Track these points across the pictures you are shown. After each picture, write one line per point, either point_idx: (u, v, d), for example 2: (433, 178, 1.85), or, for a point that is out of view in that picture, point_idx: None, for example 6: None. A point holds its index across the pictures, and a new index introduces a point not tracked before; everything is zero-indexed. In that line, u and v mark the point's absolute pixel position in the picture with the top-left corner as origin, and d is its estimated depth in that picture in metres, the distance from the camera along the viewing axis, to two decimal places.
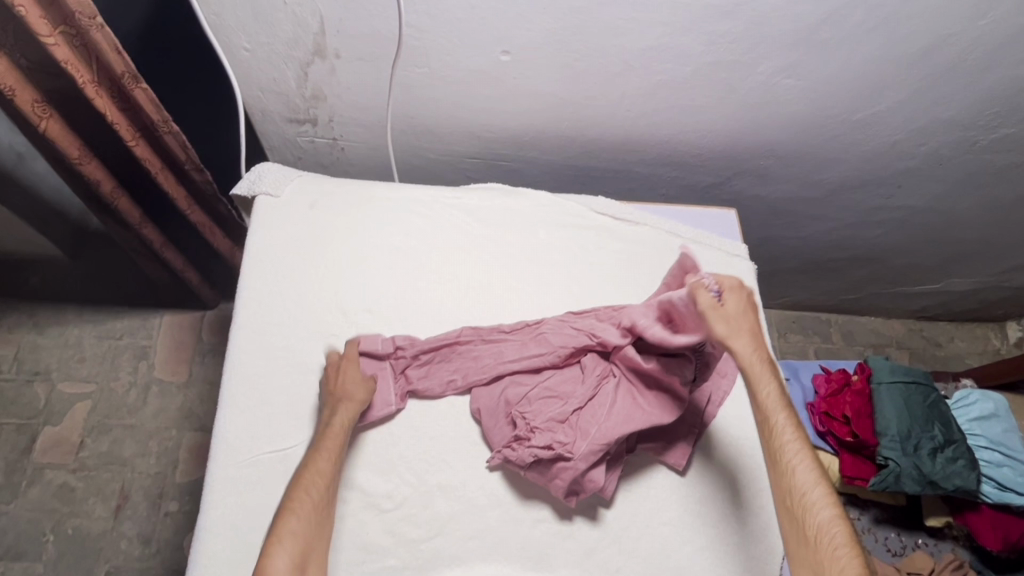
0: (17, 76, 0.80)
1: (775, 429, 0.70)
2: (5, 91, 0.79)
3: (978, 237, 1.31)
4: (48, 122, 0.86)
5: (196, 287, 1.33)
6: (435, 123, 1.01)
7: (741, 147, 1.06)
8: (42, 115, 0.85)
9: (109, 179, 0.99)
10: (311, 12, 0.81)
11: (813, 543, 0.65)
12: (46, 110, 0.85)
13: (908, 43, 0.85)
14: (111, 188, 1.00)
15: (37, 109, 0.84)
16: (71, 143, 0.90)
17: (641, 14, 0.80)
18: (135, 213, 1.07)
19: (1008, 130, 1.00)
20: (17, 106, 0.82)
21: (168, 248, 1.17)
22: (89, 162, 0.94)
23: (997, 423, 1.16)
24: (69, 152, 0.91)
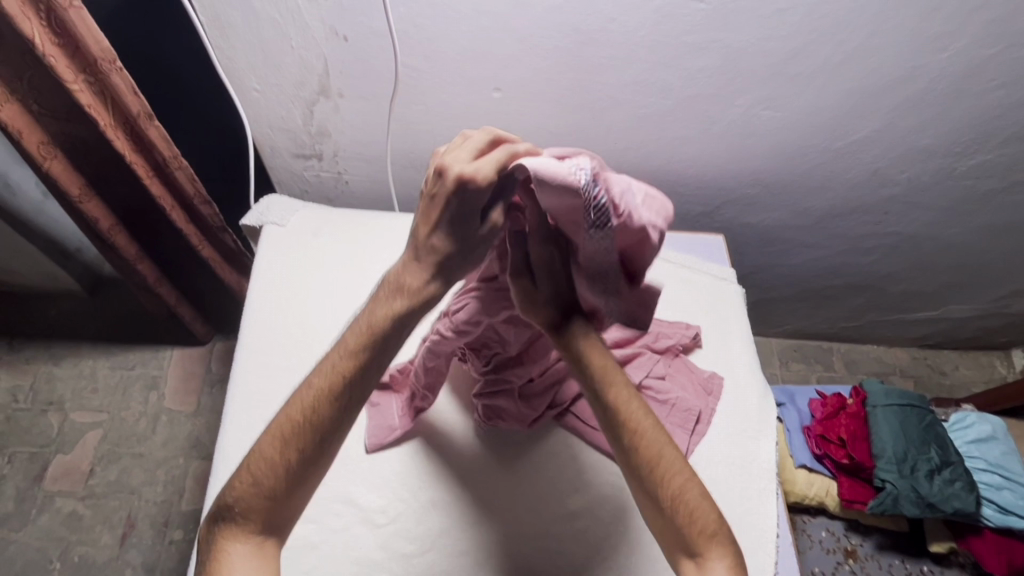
0: (28, 121, 0.87)
1: (628, 407, 0.69)
2: (15, 134, 0.86)
3: (969, 263, 1.33)
4: (52, 162, 0.93)
5: (192, 321, 1.41)
6: (434, 157, 1.07)
7: (728, 177, 1.11)
8: (47, 155, 0.92)
9: (108, 216, 1.06)
10: (316, 55, 0.88)
11: (666, 512, 0.66)
12: (52, 151, 0.92)
13: (877, 75, 0.90)
14: (109, 224, 1.07)
15: (43, 150, 0.91)
16: (73, 181, 0.97)
17: (623, 52, 0.86)
18: (130, 248, 1.13)
19: (986, 156, 1.03)
20: (25, 148, 0.88)
21: (161, 283, 1.24)
22: (90, 199, 1.01)
23: (996, 446, 1.16)
24: (70, 190, 0.98)
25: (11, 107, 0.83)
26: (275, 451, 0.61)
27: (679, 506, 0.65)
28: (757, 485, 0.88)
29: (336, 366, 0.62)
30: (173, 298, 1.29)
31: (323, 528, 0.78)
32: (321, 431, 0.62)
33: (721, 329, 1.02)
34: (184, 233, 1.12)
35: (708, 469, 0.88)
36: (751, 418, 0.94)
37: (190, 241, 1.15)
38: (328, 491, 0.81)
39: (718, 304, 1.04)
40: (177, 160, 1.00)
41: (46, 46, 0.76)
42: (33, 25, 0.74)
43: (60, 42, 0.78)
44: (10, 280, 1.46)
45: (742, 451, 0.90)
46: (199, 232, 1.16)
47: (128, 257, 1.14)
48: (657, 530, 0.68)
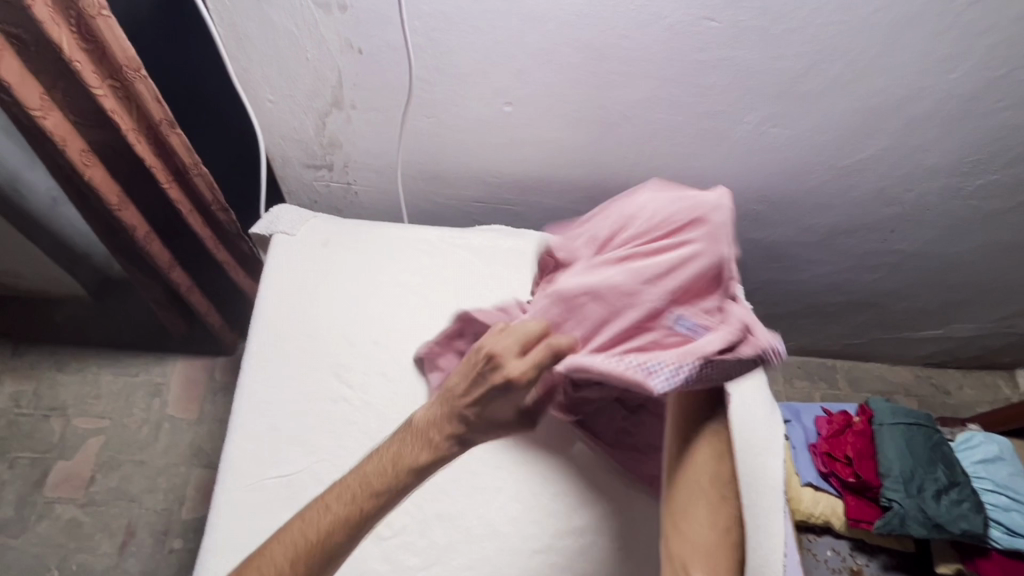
0: (69, 127, 0.87)
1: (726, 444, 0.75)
2: (58, 142, 0.86)
3: (976, 282, 1.33)
4: (93, 170, 0.92)
5: (222, 329, 1.37)
6: (443, 169, 1.08)
7: (735, 193, 1.11)
8: (88, 163, 0.91)
9: (144, 224, 1.05)
10: (330, 66, 0.89)
11: (727, 527, 0.69)
12: (92, 159, 0.91)
13: (886, 95, 0.91)
14: (146, 232, 1.06)
15: (84, 158, 0.90)
16: (113, 190, 0.97)
17: (634, 68, 0.87)
18: (164, 256, 1.12)
19: (993, 176, 1.04)
20: (67, 156, 0.88)
21: (193, 291, 1.23)
22: (128, 207, 1.01)
23: (1003, 467, 1.16)
24: (110, 199, 0.97)
25: (53, 114, 0.84)
26: (290, 557, 0.60)
27: (733, 528, 0.69)
28: (763, 502, 0.87)
29: (346, 486, 0.62)
30: (203, 307, 1.28)
31: None
32: (364, 521, 0.62)
33: None
34: (201, 237, 1.12)
35: None
36: (759, 436, 0.93)
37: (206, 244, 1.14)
38: None
39: None
40: (198, 166, 1.01)
41: (74, 52, 0.77)
42: (62, 32, 0.75)
43: (87, 48, 0.79)
44: (16, 285, 1.46)
45: (749, 468, 0.90)
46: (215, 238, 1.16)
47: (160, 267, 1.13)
48: (696, 545, 0.68)
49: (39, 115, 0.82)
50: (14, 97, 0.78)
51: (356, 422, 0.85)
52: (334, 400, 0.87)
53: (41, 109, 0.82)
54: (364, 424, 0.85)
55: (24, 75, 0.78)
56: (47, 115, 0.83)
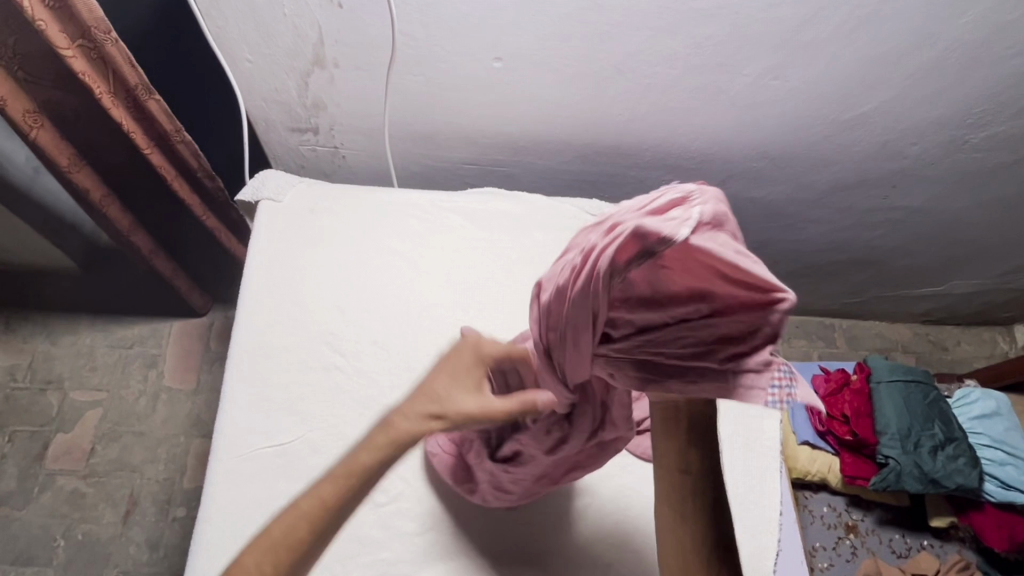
0: (10, 86, 0.83)
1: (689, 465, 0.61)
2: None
3: (978, 237, 1.31)
4: (39, 132, 0.89)
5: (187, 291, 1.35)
6: (432, 131, 1.04)
7: (732, 151, 1.09)
8: (34, 124, 0.88)
9: (98, 187, 1.02)
10: (309, 23, 0.85)
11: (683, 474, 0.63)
12: (38, 120, 0.88)
13: (892, 42, 0.87)
14: (101, 196, 1.03)
15: (29, 119, 0.87)
16: (61, 151, 0.94)
17: (629, 18, 0.83)
18: (122, 219, 1.08)
19: (999, 128, 1.01)
20: (8, 116, 0.84)
21: (157, 255, 1.20)
22: (79, 169, 0.97)
23: (1000, 422, 1.16)
24: (58, 160, 0.94)
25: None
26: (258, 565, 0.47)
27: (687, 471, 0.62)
28: (763, 462, 0.87)
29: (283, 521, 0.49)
30: (168, 271, 1.24)
31: None
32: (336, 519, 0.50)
33: None
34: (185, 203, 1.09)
35: None
36: (755, 397, 0.93)
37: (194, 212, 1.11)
38: (328, 469, 0.80)
39: None
40: (180, 132, 0.98)
41: (38, 10, 0.73)
42: None
43: (53, 6, 0.74)
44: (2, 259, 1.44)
45: (747, 429, 0.90)
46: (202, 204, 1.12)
47: (119, 230, 1.10)
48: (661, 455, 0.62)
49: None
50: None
51: (349, 390, 0.85)
52: (326, 368, 0.86)
53: None
54: (357, 392, 0.85)
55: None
56: None
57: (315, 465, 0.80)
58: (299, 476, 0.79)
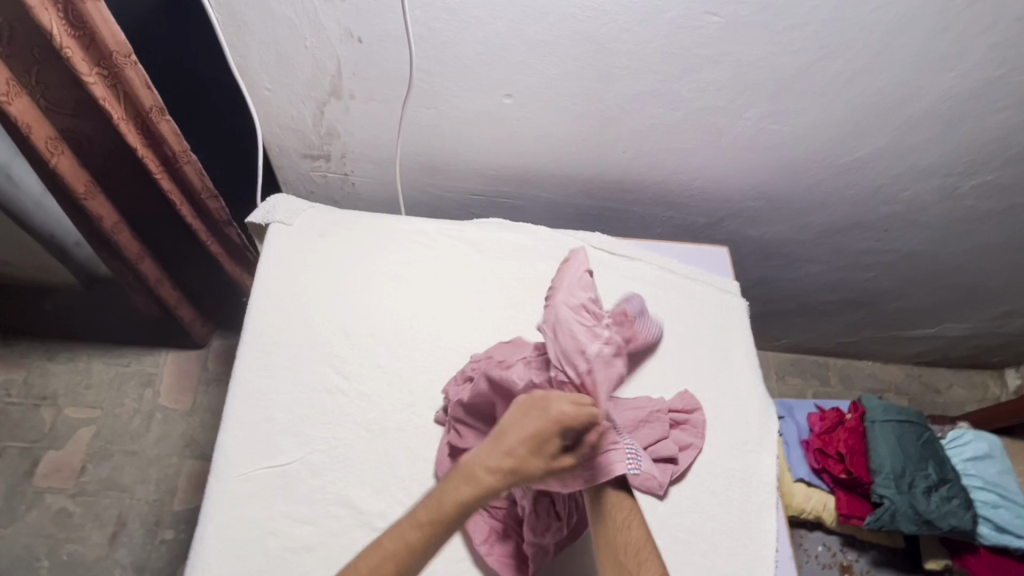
0: (36, 114, 0.86)
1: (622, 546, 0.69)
2: (23, 128, 0.85)
3: (969, 281, 1.34)
4: (59, 158, 0.92)
5: (191, 321, 1.37)
6: (441, 161, 1.07)
7: (731, 191, 1.12)
8: (55, 150, 0.91)
9: (111, 214, 1.04)
10: (329, 55, 0.88)
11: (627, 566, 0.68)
12: (59, 147, 0.91)
13: (885, 92, 0.91)
14: (114, 222, 1.06)
15: (50, 146, 0.90)
16: (79, 178, 0.96)
17: (635, 62, 0.87)
18: (132, 246, 1.11)
19: (988, 176, 1.05)
20: (32, 143, 0.87)
21: (162, 284, 1.21)
22: (95, 196, 1.00)
23: (992, 464, 1.17)
24: (75, 187, 0.96)
25: (20, 101, 0.83)
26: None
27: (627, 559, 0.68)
28: (759, 498, 0.88)
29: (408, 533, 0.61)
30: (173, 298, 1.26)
31: (321, 530, 0.77)
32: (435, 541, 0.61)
33: (723, 341, 1.02)
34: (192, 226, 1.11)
35: (707, 480, 0.88)
36: (752, 432, 0.94)
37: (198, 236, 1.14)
38: (327, 493, 0.80)
39: (721, 314, 1.04)
40: (188, 156, 0.99)
41: (64, 39, 0.76)
42: (53, 16, 0.73)
43: (77, 34, 0.77)
44: (4, 273, 1.44)
45: (744, 463, 0.91)
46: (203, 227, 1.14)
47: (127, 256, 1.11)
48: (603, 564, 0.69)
49: (5, 101, 0.81)
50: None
51: (351, 413, 0.85)
52: (329, 391, 0.86)
53: (8, 95, 0.81)
54: (358, 415, 0.85)
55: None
56: (13, 101, 0.82)
57: (314, 488, 0.80)
58: (297, 497, 0.79)
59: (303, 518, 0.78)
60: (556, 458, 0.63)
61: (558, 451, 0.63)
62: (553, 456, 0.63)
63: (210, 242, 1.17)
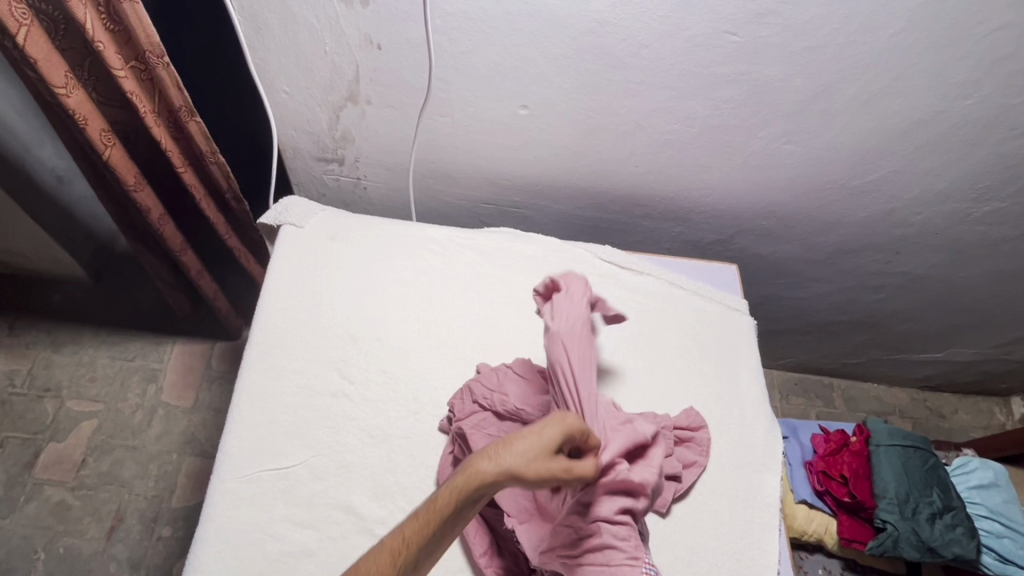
0: (92, 107, 0.86)
1: None
2: (80, 122, 0.85)
3: (978, 307, 1.33)
4: (112, 150, 0.92)
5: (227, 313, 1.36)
6: (454, 170, 1.08)
7: (742, 209, 1.12)
8: (107, 143, 0.91)
9: (159, 207, 1.04)
10: (348, 61, 0.89)
11: None
12: (111, 139, 0.91)
13: (901, 117, 0.91)
14: (160, 214, 1.05)
15: (104, 137, 0.90)
16: (129, 170, 0.96)
17: (653, 78, 0.87)
18: (176, 239, 1.11)
19: (1001, 204, 1.05)
20: (89, 135, 0.87)
21: (203, 275, 1.22)
22: (145, 188, 1.00)
23: (998, 493, 1.16)
24: (127, 179, 0.96)
25: (77, 93, 0.83)
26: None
27: None
28: (762, 519, 0.87)
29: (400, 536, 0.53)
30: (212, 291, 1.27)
31: (321, 535, 0.77)
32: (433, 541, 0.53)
33: (729, 359, 1.01)
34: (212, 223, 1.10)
35: (710, 500, 0.87)
36: (757, 451, 0.93)
37: (219, 231, 1.12)
38: (327, 498, 0.79)
39: (728, 332, 1.04)
40: (216, 154, 0.99)
41: (98, 33, 0.76)
42: (87, 11, 0.74)
43: (112, 28, 0.78)
44: (14, 263, 1.45)
45: (748, 484, 0.90)
46: (227, 224, 1.14)
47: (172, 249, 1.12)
48: None
49: (64, 93, 0.81)
50: (41, 77, 0.78)
51: (355, 418, 0.85)
52: (334, 395, 0.86)
53: (65, 86, 0.81)
54: (364, 420, 0.85)
55: (50, 52, 0.77)
56: (71, 94, 0.82)
57: (315, 493, 0.79)
58: (298, 502, 0.79)
59: (303, 522, 0.77)
60: (552, 458, 0.54)
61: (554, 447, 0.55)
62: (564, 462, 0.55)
63: (231, 238, 1.17)
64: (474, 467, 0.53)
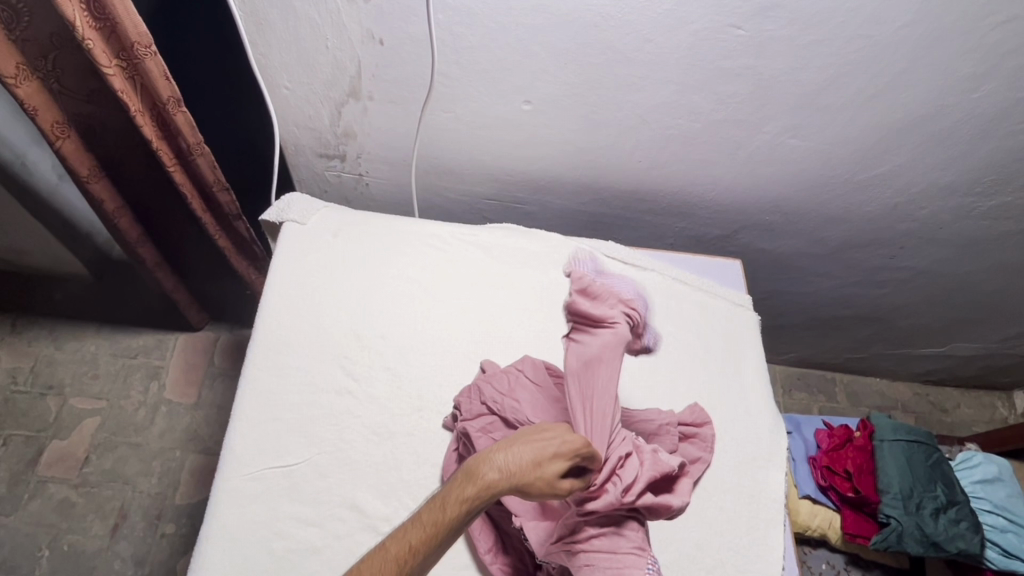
0: (44, 98, 0.87)
1: None
2: (29, 111, 0.86)
3: (982, 301, 1.33)
4: (65, 141, 0.92)
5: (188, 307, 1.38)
6: (456, 165, 1.07)
7: (746, 204, 1.11)
8: (60, 134, 0.91)
9: (114, 198, 1.05)
10: (350, 56, 0.88)
11: None
12: (65, 131, 0.92)
13: (906, 111, 0.91)
14: (116, 207, 1.06)
15: (56, 129, 0.91)
16: (84, 161, 0.97)
17: (657, 73, 0.87)
18: (133, 231, 1.11)
19: (1007, 198, 1.04)
20: (38, 125, 0.88)
21: (161, 269, 1.22)
22: (99, 180, 1.01)
23: (1002, 487, 1.16)
24: (80, 169, 0.97)
25: (28, 84, 0.84)
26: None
27: None
28: (767, 515, 0.87)
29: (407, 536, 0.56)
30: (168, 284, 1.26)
31: (325, 532, 0.77)
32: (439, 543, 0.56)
33: (733, 355, 1.01)
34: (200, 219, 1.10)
35: (716, 496, 0.87)
36: (761, 447, 0.93)
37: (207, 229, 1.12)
38: (332, 496, 0.79)
39: (733, 327, 1.04)
40: (199, 146, 0.97)
41: (85, 30, 0.76)
42: (74, 7, 0.73)
43: (98, 25, 0.77)
44: (16, 261, 1.45)
45: (753, 480, 0.90)
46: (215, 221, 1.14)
47: (128, 240, 1.12)
48: None
49: (13, 83, 0.82)
50: None
51: (360, 416, 0.85)
52: (339, 392, 0.86)
53: (15, 77, 0.82)
54: (367, 418, 0.85)
55: (1, 42, 0.77)
56: (20, 84, 0.83)
57: (320, 490, 0.79)
58: (303, 500, 0.78)
59: (307, 520, 0.77)
60: (551, 467, 0.57)
61: (552, 457, 0.58)
62: (552, 474, 0.57)
63: (219, 236, 1.16)
64: (481, 468, 0.57)
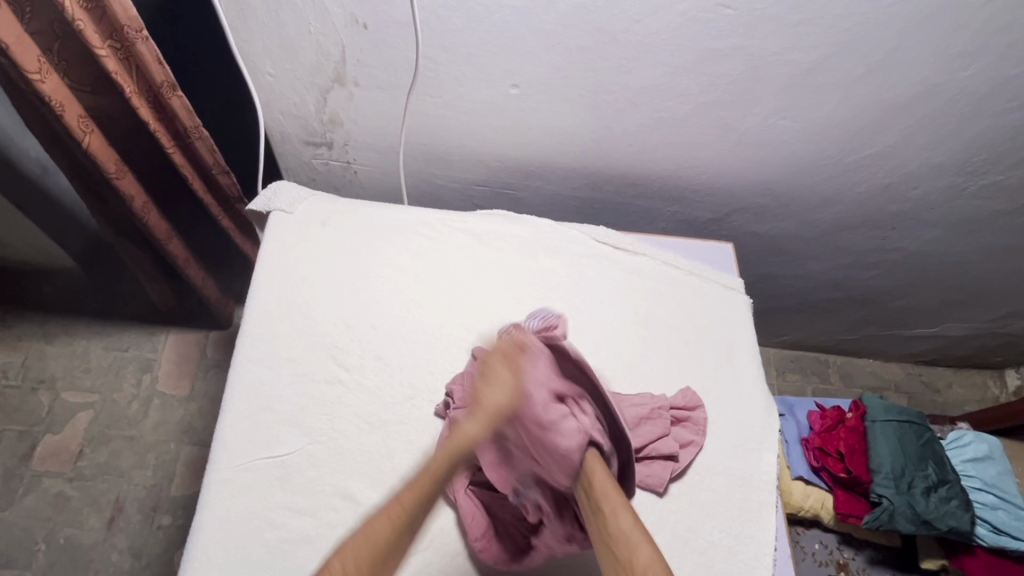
0: (67, 93, 0.85)
1: None
2: (57, 108, 0.84)
3: (974, 281, 1.33)
4: (91, 137, 0.91)
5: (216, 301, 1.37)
6: (445, 151, 1.06)
7: (737, 187, 1.11)
8: (86, 130, 0.90)
9: (140, 193, 1.03)
10: (334, 41, 0.87)
11: None
12: (89, 125, 0.90)
13: (897, 91, 0.90)
14: (143, 202, 1.05)
15: (82, 124, 0.89)
16: (110, 156, 0.95)
17: (645, 54, 0.86)
18: (161, 227, 1.10)
19: (998, 176, 1.04)
20: (67, 123, 0.86)
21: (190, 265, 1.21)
22: (126, 175, 0.99)
23: (992, 465, 1.17)
24: (107, 166, 0.95)
25: (51, 78, 0.82)
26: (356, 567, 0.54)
27: None
28: (760, 497, 0.88)
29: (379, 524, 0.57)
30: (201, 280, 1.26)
31: (319, 522, 0.77)
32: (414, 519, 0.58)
33: (725, 338, 1.01)
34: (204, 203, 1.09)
35: (707, 478, 0.87)
36: (754, 430, 0.93)
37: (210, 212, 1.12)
38: (325, 485, 0.79)
39: (725, 310, 1.04)
40: (198, 130, 0.97)
41: (77, 11, 0.74)
42: None
43: (88, 6, 0.75)
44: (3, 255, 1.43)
45: (745, 462, 0.90)
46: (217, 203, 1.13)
47: (157, 237, 1.11)
48: None
49: (38, 79, 0.80)
50: (14, 61, 0.76)
51: (350, 405, 0.85)
52: (329, 381, 0.86)
53: (40, 73, 0.80)
54: (358, 407, 0.85)
55: (22, 36, 0.76)
56: (45, 80, 0.81)
57: (314, 480, 0.79)
58: (297, 489, 0.78)
59: (302, 509, 0.77)
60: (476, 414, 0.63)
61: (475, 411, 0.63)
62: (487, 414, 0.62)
63: (222, 218, 1.16)
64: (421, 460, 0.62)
